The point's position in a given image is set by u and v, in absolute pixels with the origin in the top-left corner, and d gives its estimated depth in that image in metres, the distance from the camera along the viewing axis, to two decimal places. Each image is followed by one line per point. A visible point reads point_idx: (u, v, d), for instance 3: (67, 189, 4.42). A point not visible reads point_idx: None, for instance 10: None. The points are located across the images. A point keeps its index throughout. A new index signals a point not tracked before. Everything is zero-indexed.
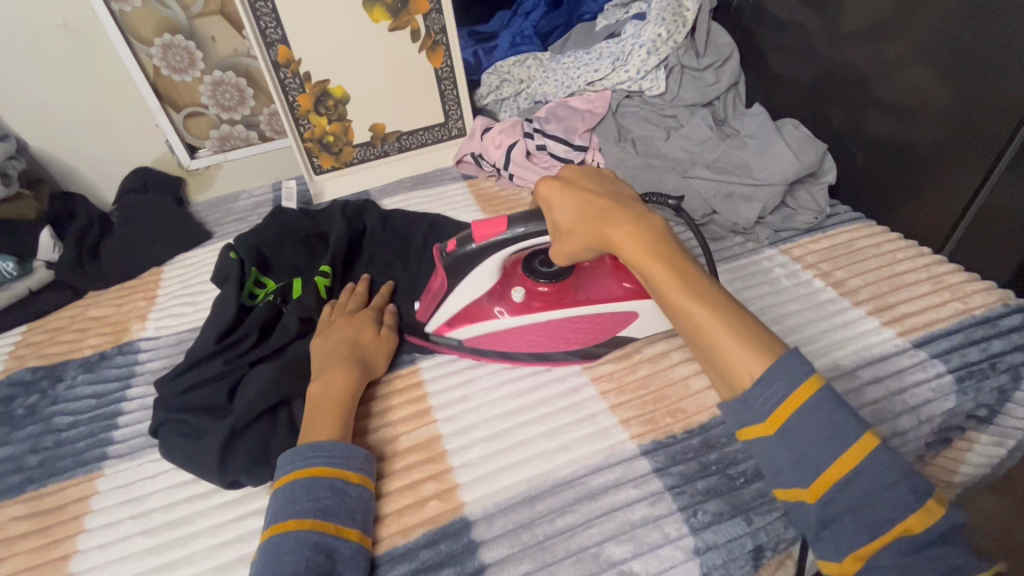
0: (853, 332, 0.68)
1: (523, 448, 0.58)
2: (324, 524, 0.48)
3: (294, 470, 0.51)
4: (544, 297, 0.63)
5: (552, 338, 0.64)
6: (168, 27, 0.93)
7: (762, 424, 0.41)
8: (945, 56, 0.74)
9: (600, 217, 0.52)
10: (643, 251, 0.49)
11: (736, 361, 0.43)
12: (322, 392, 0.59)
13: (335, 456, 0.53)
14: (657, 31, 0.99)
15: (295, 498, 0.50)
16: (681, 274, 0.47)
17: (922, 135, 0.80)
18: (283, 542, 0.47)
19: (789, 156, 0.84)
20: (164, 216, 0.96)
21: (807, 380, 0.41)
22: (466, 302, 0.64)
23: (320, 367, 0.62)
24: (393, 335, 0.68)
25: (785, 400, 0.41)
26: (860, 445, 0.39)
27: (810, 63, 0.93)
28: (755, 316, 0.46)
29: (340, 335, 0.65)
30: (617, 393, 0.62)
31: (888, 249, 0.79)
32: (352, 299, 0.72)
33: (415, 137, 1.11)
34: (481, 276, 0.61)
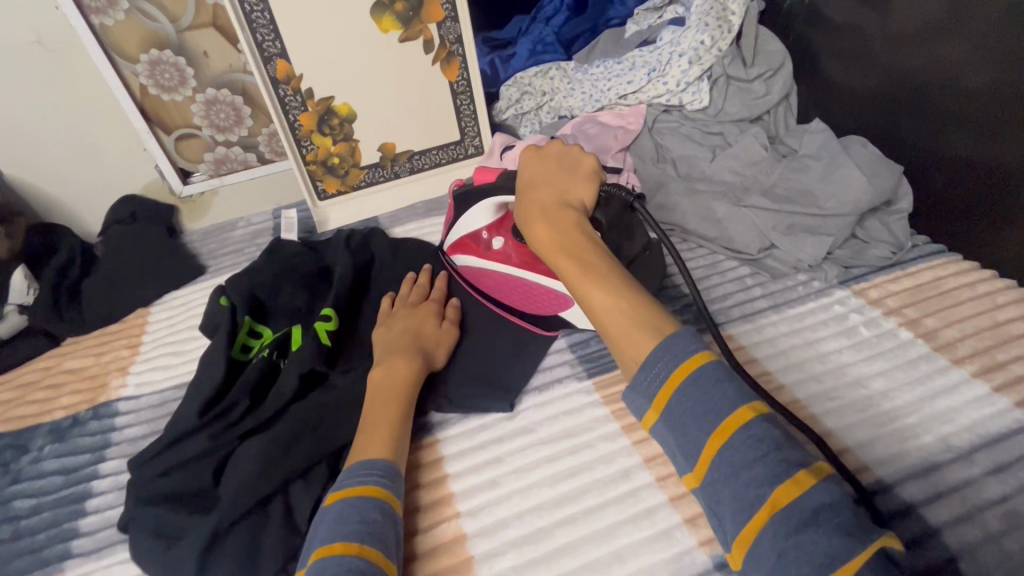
0: (959, 399, 0.56)
1: (566, 557, 0.47)
2: (370, 549, 0.42)
3: (347, 487, 0.47)
4: (524, 254, 0.65)
5: (519, 293, 0.66)
6: (155, 41, 0.84)
7: (650, 409, 0.42)
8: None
9: (530, 207, 0.57)
10: (552, 240, 0.54)
11: (625, 347, 0.45)
12: (385, 379, 0.56)
13: (388, 479, 0.48)
14: (700, 38, 0.88)
15: (343, 519, 0.44)
16: (585, 263, 0.51)
17: (1011, 156, 0.68)
18: (326, 564, 0.41)
19: (864, 180, 0.72)
20: (154, 251, 0.86)
21: (686, 360, 0.41)
22: (462, 233, 0.68)
23: (383, 353, 0.60)
24: (454, 330, 0.65)
25: (665, 386, 0.41)
26: (735, 415, 0.38)
27: (874, 73, 0.81)
28: (647, 312, 0.46)
29: (402, 325, 0.62)
30: (678, 481, 0.51)
31: (985, 292, 0.67)
32: (415, 291, 0.68)
33: (428, 156, 1.01)
34: (479, 214, 0.65)
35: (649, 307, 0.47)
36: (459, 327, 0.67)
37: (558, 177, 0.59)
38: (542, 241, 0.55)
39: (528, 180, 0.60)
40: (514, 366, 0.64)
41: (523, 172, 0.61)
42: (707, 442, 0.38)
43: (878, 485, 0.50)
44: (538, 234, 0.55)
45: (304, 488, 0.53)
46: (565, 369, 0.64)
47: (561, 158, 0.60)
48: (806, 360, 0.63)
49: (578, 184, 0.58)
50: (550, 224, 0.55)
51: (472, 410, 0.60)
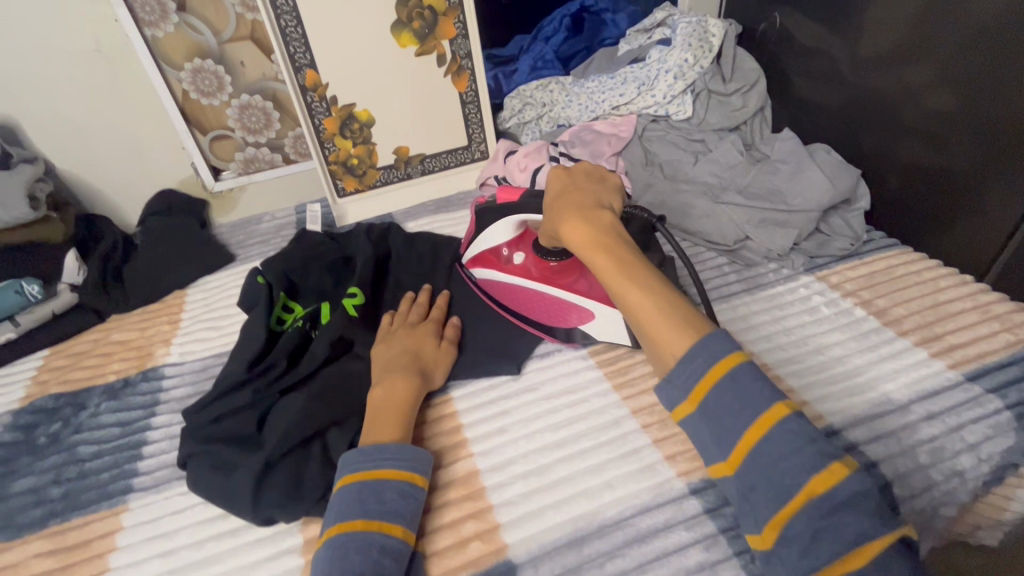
0: (901, 363, 0.66)
1: (566, 485, 0.56)
2: (391, 527, 0.49)
3: (362, 470, 0.51)
4: (543, 268, 0.70)
5: (536, 307, 0.71)
6: (198, 52, 0.94)
7: (686, 401, 0.44)
8: (967, 86, 0.75)
9: (566, 208, 0.57)
10: (591, 237, 0.54)
11: (663, 341, 0.47)
12: (384, 399, 0.59)
13: (403, 458, 0.53)
14: (683, 57, 0.99)
15: (361, 499, 0.49)
16: (622, 262, 0.52)
17: (955, 161, 0.78)
18: (351, 541, 0.47)
19: (824, 181, 0.83)
20: (190, 239, 0.95)
21: (724, 358, 0.43)
22: (483, 248, 0.74)
23: (382, 372, 0.62)
24: (452, 350, 0.68)
25: (706, 377, 0.43)
26: (774, 409, 0.41)
27: (838, 90, 0.92)
28: (691, 306, 0.48)
29: (403, 344, 0.66)
30: (660, 427, 0.60)
31: (930, 277, 0.77)
32: (414, 310, 0.72)
33: (439, 159, 1.11)
34: (499, 231, 0.71)
35: (686, 306, 0.48)
36: (461, 330, 0.73)
37: (588, 185, 0.61)
38: (577, 241, 0.55)
39: (561, 188, 0.61)
40: (519, 337, 0.72)
41: (550, 190, 0.62)
42: (743, 436, 0.41)
43: (828, 429, 0.59)
44: (577, 234, 0.56)
45: (339, 432, 0.61)
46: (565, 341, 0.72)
47: (589, 171, 0.62)
48: (773, 333, 0.72)
49: (607, 193, 0.61)
50: (582, 223, 0.56)
51: (483, 372, 0.68)
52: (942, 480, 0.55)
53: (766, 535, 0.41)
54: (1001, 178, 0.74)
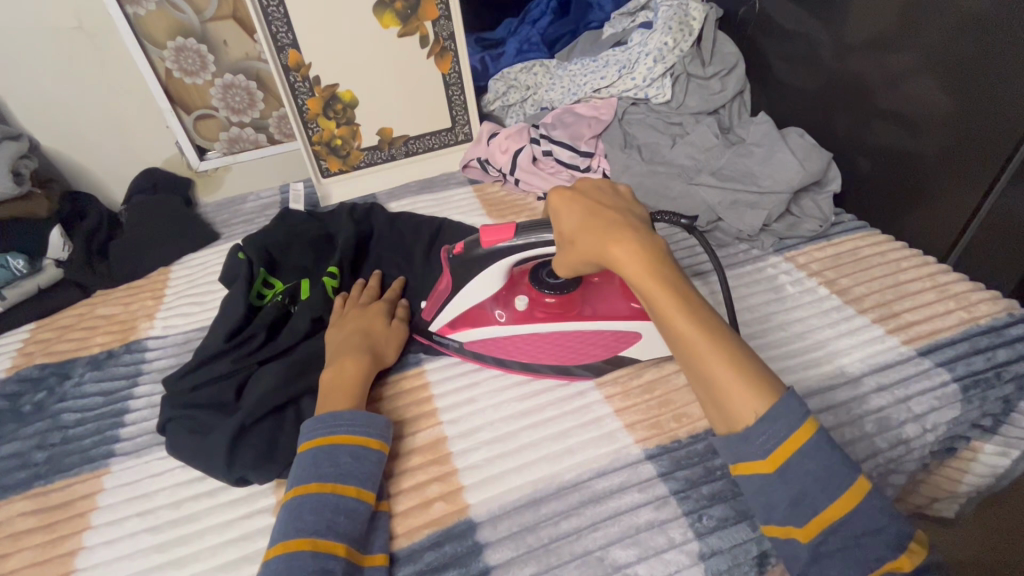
0: (859, 339, 0.68)
1: (529, 450, 0.58)
2: (345, 487, 0.51)
3: (317, 437, 0.53)
4: (550, 310, 0.64)
5: (545, 351, 0.64)
6: (181, 30, 0.95)
7: (764, 463, 0.42)
8: (957, 70, 0.74)
9: (610, 238, 0.50)
10: (645, 269, 0.48)
11: (739, 400, 0.43)
12: (334, 376, 0.60)
13: (355, 424, 0.55)
14: (664, 40, 1.00)
15: (316, 463, 0.52)
16: (685, 304, 0.46)
17: (928, 144, 0.80)
18: (307, 501, 0.49)
19: (795, 164, 0.85)
20: (175, 217, 0.96)
21: (802, 425, 0.42)
22: (466, 308, 0.65)
23: (333, 354, 0.63)
24: (403, 327, 0.69)
25: (785, 441, 0.42)
26: (858, 486, 0.41)
27: (817, 73, 0.93)
28: (757, 356, 0.45)
29: (353, 326, 0.67)
30: (623, 397, 0.63)
31: (895, 258, 0.79)
32: (365, 293, 0.73)
33: (423, 141, 1.12)
34: (484, 285, 0.63)
35: (754, 360, 0.45)
36: (412, 311, 0.74)
37: (616, 205, 0.54)
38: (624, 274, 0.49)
39: (590, 212, 0.52)
40: None
41: (566, 211, 0.53)
42: (829, 507, 0.41)
43: None
44: (627, 267, 0.48)
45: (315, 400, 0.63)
46: None
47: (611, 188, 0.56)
48: (738, 310, 0.74)
49: (637, 215, 0.54)
50: (631, 258, 0.48)
51: (454, 348, 0.70)
52: (887, 447, 0.57)
53: None
54: (971, 162, 0.76)
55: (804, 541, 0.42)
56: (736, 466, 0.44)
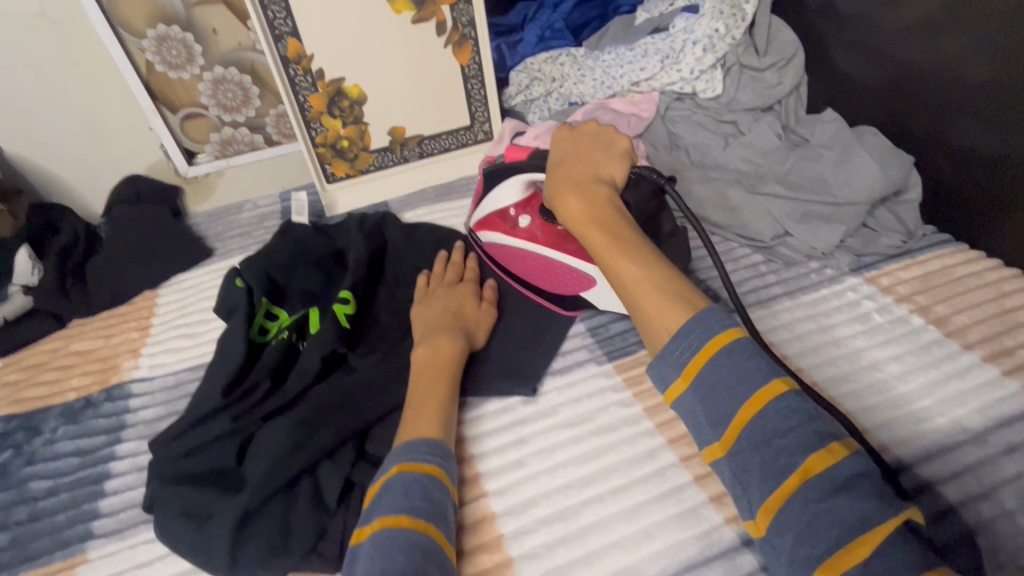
0: (970, 383, 0.58)
1: (596, 534, 0.48)
2: (435, 527, 0.44)
3: (408, 463, 0.48)
4: (550, 234, 0.67)
5: (538, 270, 0.68)
6: (162, 17, 0.82)
7: (679, 379, 0.44)
8: (1019, 52, 0.66)
9: (565, 182, 0.58)
10: (586, 211, 0.55)
11: (658, 319, 0.48)
12: (428, 357, 0.58)
13: (444, 459, 0.50)
14: (713, 26, 0.89)
15: (408, 492, 0.45)
16: (618, 241, 0.53)
17: (1015, 144, 0.69)
18: (397, 536, 0.42)
19: (876, 169, 0.74)
20: (161, 232, 0.85)
21: (719, 335, 0.43)
22: (489, 211, 0.70)
23: (425, 332, 0.61)
24: (492, 312, 0.66)
25: (701, 352, 0.44)
26: (769, 388, 0.41)
27: (882, 65, 0.81)
28: (686, 282, 0.49)
29: (442, 305, 0.64)
30: (703, 461, 0.53)
31: (993, 279, 0.69)
32: (450, 270, 0.69)
33: (438, 141, 1.00)
34: (506, 192, 0.68)
35: (680, 284, 0.49)
36: (500, 292, 0.70)
37: (593, 152, 0.60)
38: (572, 216, 0.56)
39: (562, 158, 0.60)
40: (534, 356, 0.64)
41: (552, 154, 0.62)
42: (737, 413, 0.41)
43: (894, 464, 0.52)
44: (571, 207, 0.56)
45: (331, 467, 0.53)
46: (585, 353, 0.65)
47: (597, 136, 0.61)
48: (821, 345, 0.64)
49: (610, 161, 0.59)
50: (580, 202, 0.56)
51: (497, 391, 0.60)
52: None
53: (759, 519, 0.40)
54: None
55: (724, 459, 0.42)
56: (664, 395, 0.46)
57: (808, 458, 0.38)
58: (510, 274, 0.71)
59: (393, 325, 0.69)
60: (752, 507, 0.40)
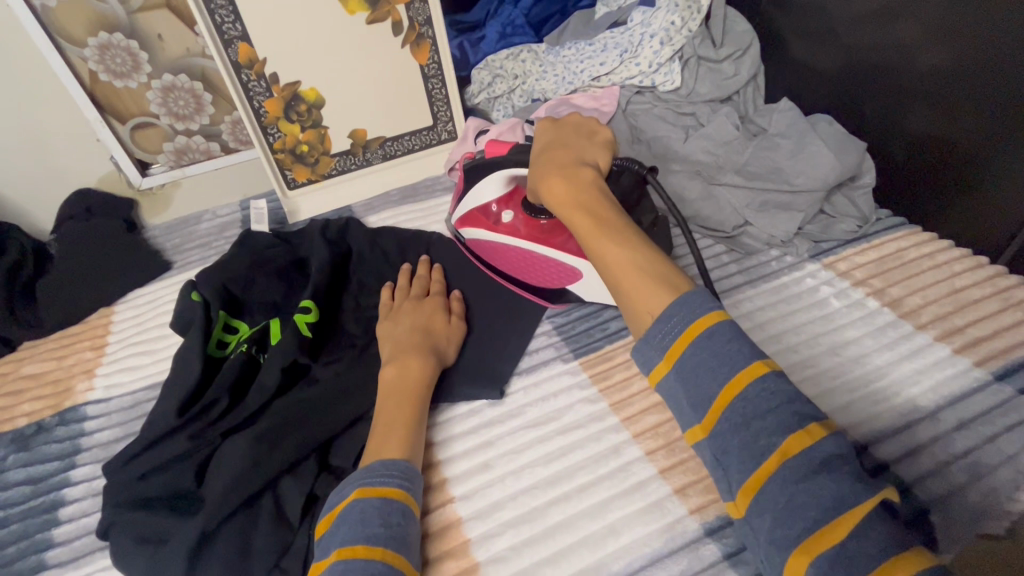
0: (922, 363, 0.60)
1: (562, 533, 0.49)
2: (394, 553, 0.43)
3: (364, 488, 0.46)
4: (532, 227, 0.66)
5: (523, 265, 0.68)
6: (104, 24, 0.80)
7: (662, 361, 0.42)
8: (966, 38, 0.68)
9: (549, 165, 0.58)
10: (569, 193, 0.55)
11: (642, 299, 0.46)
12: (396, 379, 0.56)
13: (407, 481, 0.48)
14: (670, 19, 0.89)
15: (364, 520, 0.44)
16: (600, 221, 0.52)
17: (964, 126, 0.71)
18: (352, 570, 0.41)
19: (831, 156, 0.75)
20: (114, 247, 0.82)
21: (700, 317, 0.42)
22: (471, 206, 0.69)
23: (393, 352, 0.59)
24: (462, 325, 0.64)
25: (684, 332, 0.42)
26: (712, 316, 0.42)
27: (836, 52, 0.82)
28: (671, 261, 0.48)
29: (410, 321, 0.62)
30: (667, 453, 0.53)
31: (943, 260, 0.71)
32: (417, 282, 0.67)
33: (401, 142, 0.99)
34: (490, 186, 0.67)
35: (663, 263, 0.48)
36: (465, 303, 0.68)
37: (576, 143, 0.61)
38: (556, 198, 0.56)
39: (548, 146, 0.61)
40: (499, 358, 0.63)
41: (540, 144, 0.63)
42: (721, 392, 0.40)
43: None
44: (555, 189, 0.56)
45: (293, 481, 0.52)
46: (551, 351, 0.65)
47: (578, 129, 0.62)
48: (782, 332, 0.65)
49: (594, 151, 0.60)
50: (564, 183, 0.55)
51: (462, 397, 0.59)
52: (980, 501, 0.49)
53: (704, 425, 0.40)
54: (1009, 136, 0.67)
55: (670, 375, 0.42)
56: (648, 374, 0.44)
57: (787, 438, 0.37)
58: (492, 268, 0.71)
59: (358, 331, 0.67)
60: (731, 487, 0.39)
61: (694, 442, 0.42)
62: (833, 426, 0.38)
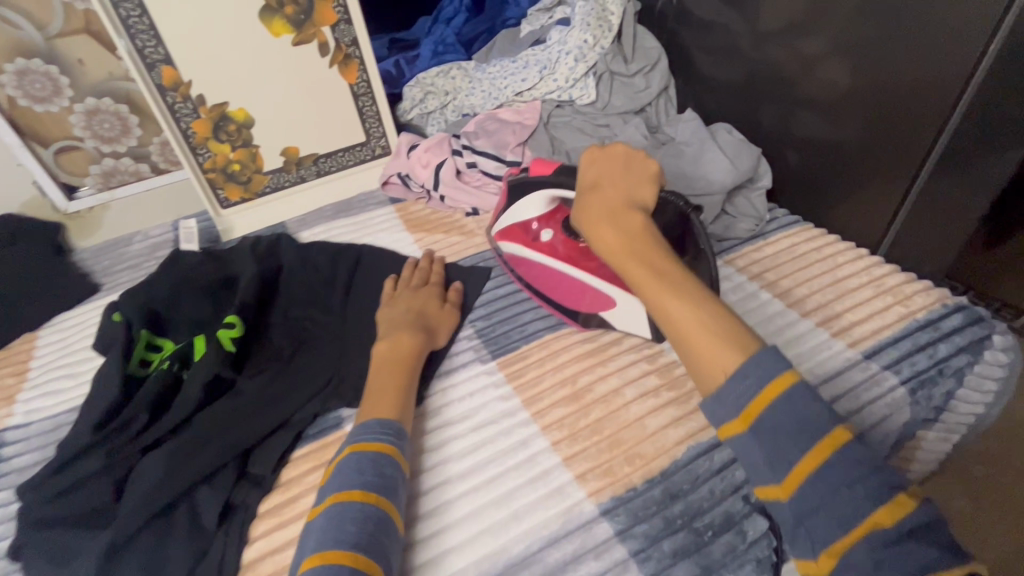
0: (804, 348, 0.66)
1: (468, 523, 0.52)
2: (385, 501, 0.48)
3: (363, 441, 0.52)
4: (571, 248, 0.70)
5: (555, 284, 0.71)
6: (21, 50, 0.82)
7: (735, 420, 0.41)
8: (851, 51, 0.73)
9: (599, 210, 0.57)
10: (623, 242, 0.54)
11: (707, 356, 0.45)
12: (390, 352, 0.61)
13: (397, 438, 0.53)
14: (583, 37, 0.95)
15: (360, 468, 0.49)
16: (658, 272, 0.51)
17: (849, 133, 0.77)
18: (348, 511, 0.46)
19: (726, 162, 0.82)
20: (37, 272, 0.82)
21: (778, 377, 0.40)
22: (513, 222, 0.74)
23: (388, 329, 0.64)
24: (455, 313, 0.70)
25: (759, 395, 0.41)
26: (785, 378, 0.40)
27: (736, 65, 0.89)
28: (736, 316, 0.46)
29: (407, 305, 0.68)
30: (570, 442, 0.57)
31: (829, 253, 0.78)
32: (417, 274, 0.73)
33: (335, 158, 1.01)
34: (531, 205, 0.71)
35: (727, 318, 0.46)
36: (464, 295, 0.74)
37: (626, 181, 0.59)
38: (609, 245, 0.55)
39: (594, 184, 0.60)
40: None
41: (586, 178, 0.61)
42: (806, 457, 0.38)
43: None
44: (607, 236, 0.55)
45: (210, 491, 0.54)
46: (471, 354, 0.68)
47: (626, 165, 0.60)
48: None
49: (644, 191, 0.58)
50: (618, 232, 0.55)
51: None
52: None
53: (787, 484, 0.39)
54: (888, 140, 0.73)
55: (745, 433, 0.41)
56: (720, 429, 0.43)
57: (878, 509, 0.36)
58: (525, 282, 0.75)
59: (284, 343, 0.69)
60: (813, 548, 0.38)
61: (768, 497, 0.41)
62: (921, 494, 0.38)
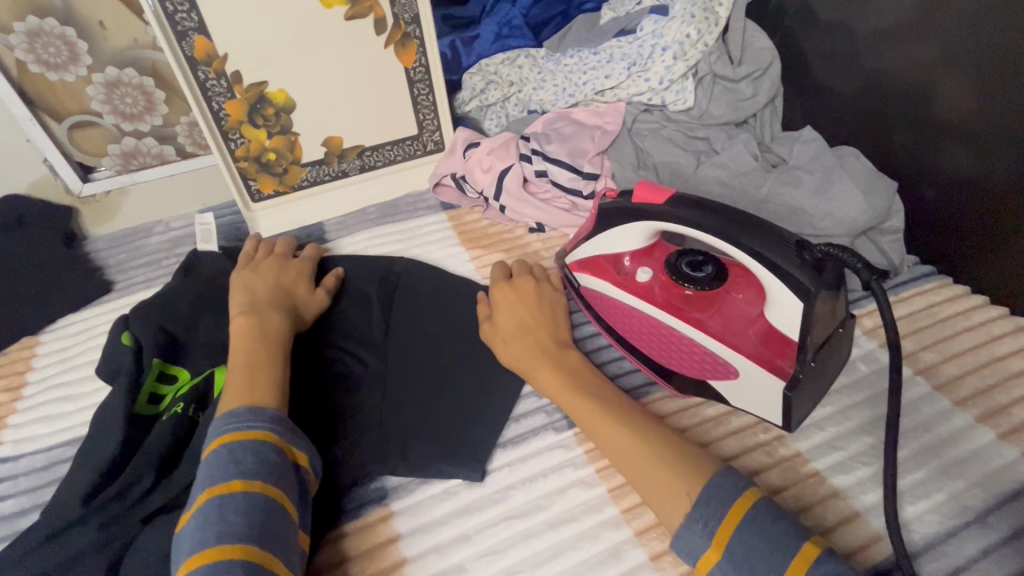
0: (965, 451, 0.53)
1: None
2: (273, 487, 0.42)
3: (236, 431, 0.44)
4: (672, 294, 0.58)
5: (649, 337, 0.58)
6: (34, 7, 0.71)
7: (711, 547, 0.40)
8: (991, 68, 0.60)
9: (534, 351, 0.55)
10: (567, 383, 0.52)
11: (670, 495, 0.43)
12: (247, 328, 0.54)
13: (280, 425, 0.46)
14: (685, 30, 0.79)
15: (235, 458, 0.42)
16: (607, 411, 0.49)
17: (997, 166, 0.62)
18: (226, 504, 0.40)
19: (859, 198, 0.67)
20: (44, 266, 0.72)
21: (738, 499, 0.41)
22: (598, 252, 0.61)
23: (247, 304, 0.57)
24: (326, 297, 0.64)
25: (725, 521, 0.40)
26: (744, 500, 0.41)
27: (861, 75, 0.74)
28: (687, 444, 0.46)
29: (268, 282, 0.61)
30: (676, 560, 0.46)
31: (981, 320, 0.64)
32: (283, 248, 0.67)
33: (382, 152, 0.89)
34: (628, 236, 0.58)
35: (681, 448, 0.46)
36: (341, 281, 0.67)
37: (544, 310, 0.60)
38: (550, 387, 0.52)
39: (518, 320, 0.58)
40: (477, 421, 0.56)
41: (502, 307, 0.60)
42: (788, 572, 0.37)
43: (888, 558, 0.46)
44: (546, 376, 0.53)
45: None
46: (543, 418, 0.56)
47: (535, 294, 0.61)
48: None
49: (562, 320, 0.60)
50: (553, 372, 0.53)
51: (432, 472, 0.52)
52: None
53: None
54: None
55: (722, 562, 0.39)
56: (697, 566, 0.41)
57: None
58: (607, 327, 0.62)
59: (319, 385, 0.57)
60: None
61: None
62: None
